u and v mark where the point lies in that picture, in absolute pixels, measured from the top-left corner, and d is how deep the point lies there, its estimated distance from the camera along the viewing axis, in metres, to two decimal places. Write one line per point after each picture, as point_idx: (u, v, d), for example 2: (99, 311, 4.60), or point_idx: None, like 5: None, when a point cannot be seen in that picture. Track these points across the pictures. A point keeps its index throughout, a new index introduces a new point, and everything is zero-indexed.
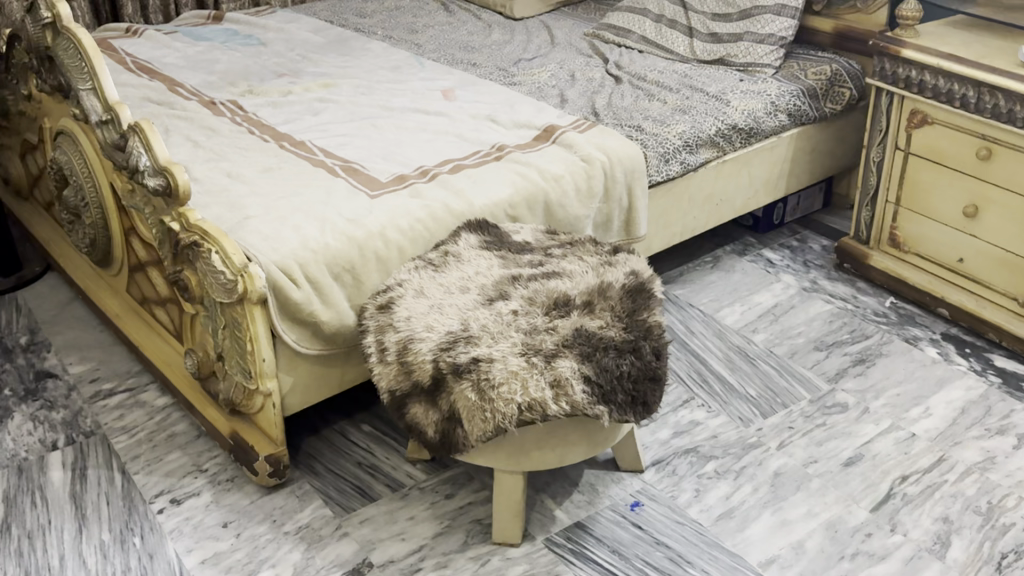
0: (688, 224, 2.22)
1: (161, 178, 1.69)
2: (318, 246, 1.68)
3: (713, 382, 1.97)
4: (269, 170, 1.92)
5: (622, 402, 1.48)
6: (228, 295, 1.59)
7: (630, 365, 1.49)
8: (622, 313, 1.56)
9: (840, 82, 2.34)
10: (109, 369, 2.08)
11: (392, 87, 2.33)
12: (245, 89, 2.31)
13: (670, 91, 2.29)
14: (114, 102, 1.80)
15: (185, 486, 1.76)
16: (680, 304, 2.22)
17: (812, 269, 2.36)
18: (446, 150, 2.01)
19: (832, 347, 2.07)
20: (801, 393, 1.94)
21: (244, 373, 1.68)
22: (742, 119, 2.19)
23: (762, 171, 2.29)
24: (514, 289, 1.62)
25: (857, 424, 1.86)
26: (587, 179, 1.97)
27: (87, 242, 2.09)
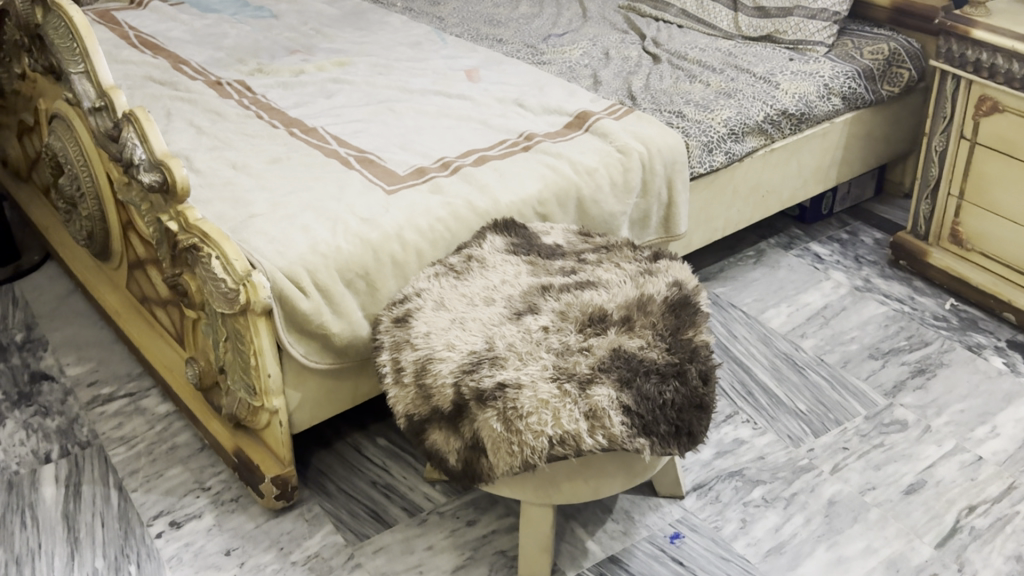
0: (731, 218, 2.05)
1: (157, 173, 1.55)
2: (328, 249, 1.53)
3: (759, 395, 1.81)
4: (277, 161, 1.77)
5: (665, 434, 1.32)
6: (230, 305, 1.45)
7: (674, 393, 1.33)
8: (665, 331, 1.40)
9: (899, 62, 2.14)
10: (108, 371, 1.94)
11: (411, 66, 2.16)
12: (254, 67, 2.15)
13: (713, 72, 2.11)
14: (108, 87, 1.65)
15: (186, 506, 1.63)
16: (721, 305, 2.05)
17: (864, 266, 2.19)
18: (469, 138, 1.85)
19: (888, 356, 1.90)
20: (856, 408, 1.78)
21: (248, 389, 1.53)
22: (793, 103, 2.01)
23: (812, 160, 2.11)
24: (544, 302, 1.46)
25: (918, 445, 1.70)
26: (623, 172, 1.80)
27: (84, 235, 1.95)
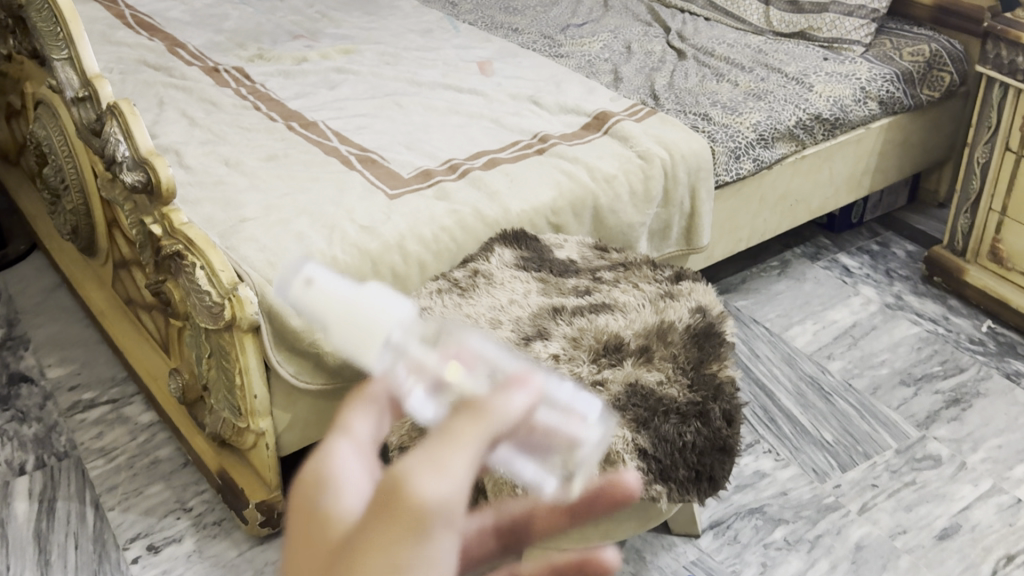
0: (757, 228, 1.92)
1: (141, 173, 1.43)
2: (323, 261, 1.41)
3: (782, 423, 1.69)
4: (273, 158, 1.65)
5: (684, 479, 1.21)
6: (215, 320, 1.33)
7: (695, 435, 1.22)
8: (687, 365, 1.28)
9: (940, 65, 2.00)
10: (91, 374, 1.83)
11: (421, 56, 2.03)
12: (254, 52, 2.03)
13: (742, 71, 1.97)
14: (93, 75, 1.53)
15: (166, 529, 1.52)
16: (743, 320, 1.93)
17: (896, 281, 2.06)
18: (479, 139, 1.72)
19: (921, 384, 1.78)
20: (887, 441, 1.66)
21: (232, 409, 1.42)
22: (827, 108, 1.87)
23: (844, 168, 1.98)
24: (555, 326, 1.34)
25: (952, 484, 1.58)
26: (644, 180, 1.67)
27: (69, 229, 1.84)
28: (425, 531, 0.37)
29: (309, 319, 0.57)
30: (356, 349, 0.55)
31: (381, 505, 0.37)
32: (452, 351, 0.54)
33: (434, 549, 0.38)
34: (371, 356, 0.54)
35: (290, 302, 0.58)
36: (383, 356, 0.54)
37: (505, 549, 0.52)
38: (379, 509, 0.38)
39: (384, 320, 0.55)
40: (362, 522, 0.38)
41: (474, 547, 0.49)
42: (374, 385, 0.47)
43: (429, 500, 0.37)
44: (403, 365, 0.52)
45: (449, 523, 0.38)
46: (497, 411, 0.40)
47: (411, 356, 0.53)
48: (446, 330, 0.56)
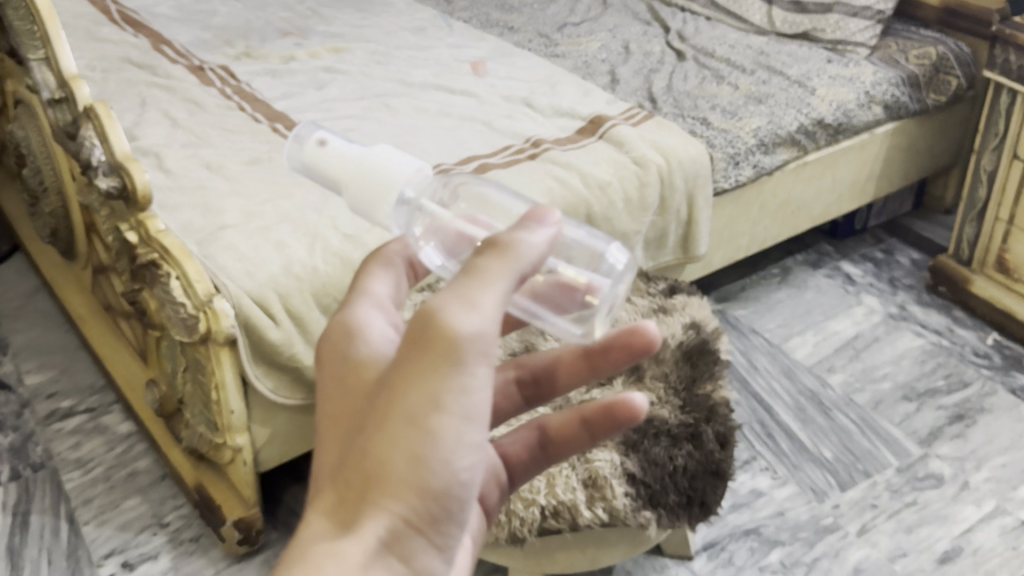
0: (757, 236, 1.87)
1: (117, 178, 1.37)
2: (303, 270, 1.36)
3: (780, 439, 1.64)
4: (255, 162, 1.59)
5: (674, 505, 1.15)
6: (189, 333, 1.28)
7: (686, 459, 1.16)
8: (679, 385, 1.23)
9: (946, 68, 1.95)
10: (71, 381, 1.78)
11: (412, 55, 1.98)
12: (241, 50, 1.97)
13: (743, 73, 1.92)
14: (70, 76, 1.48)
15: (142, 544, 1.47)
16: (742, 329, 1.88)
17: (900, 291, 2.00)
18: (470, 143, 1.67)
19: (924, 399, 1.72)
20: (887, 458, 1.60)
21: (210, 424, 1.38)
22: (830, 112, 1.81)
23: (847, 174, 1.93)
24: (543, 342, 1.29)
25: (954, 505, 1.52)
26: (639, 187, 1.62)
27: (49, 232, 1.79)
28: (460, 365, 0.49)
29: (323, 176, 0.66)
30: (367, 204, 0.64)
31: (417, 340, 0.49)
32: (476, 215, 0.68)
33: (466, 377, 0.49)
34: (383, 213, 0.64)
35: (300, 163, 0.67)
36: (399, 217, 0.65)
37: (544, 446, 0.73)
38: (417, 342, 0.49)
39: (387, 175, 0.63)
40: (404, 356, 0.50)
41: (516, 464, 0.72)
42: (389, 248, 0.66)
43: (447, 331, 0.49)
44: (423, 227, 0.65)
45: (478, 354, 0.49)
46: (520, 255, 0.53)
47: (430, 214, 0.65)
48: (465, 194, 0.70)
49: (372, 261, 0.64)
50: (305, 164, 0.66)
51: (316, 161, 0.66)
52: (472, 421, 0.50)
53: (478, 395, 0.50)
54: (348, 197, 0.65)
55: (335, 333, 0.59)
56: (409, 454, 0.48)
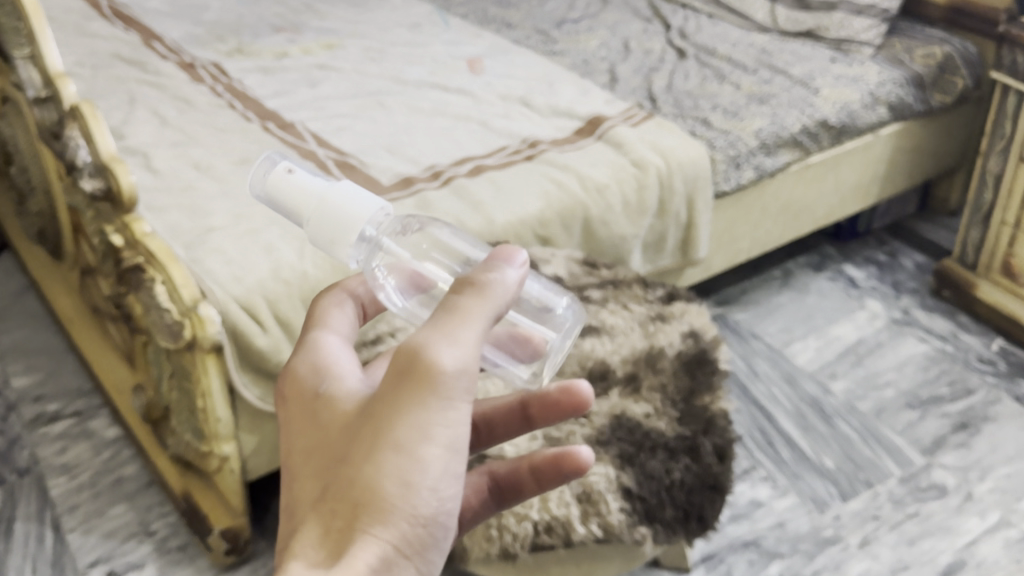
0: (758, 239, 1.83)
1: (101, 179, 1.34)
2: (292, 275, 1.32)
3: (781, 447, 1.61)
4: (245, 162, 1.56)
5: (671, 520, 1.11)
6: (174, 340, 1.25)
7: (684, 472, 1.12)
8: (677, 396, 1.19)
9: (953, 69, 1.91)
10: (59, 385, 1.75)
11: (408, 52, 1.94)
12: (233, 46, 1.94)
13: (745, 72, 1.88)
14: (56, 74, 1.43)
15: (127, 553, 1.44)
16: (742, 334, 1.85)
17: (903, 296, 1.97)
18: (465, 143, 1.63)
19: (927, 407, 1.69)
20: (890, 468, 1.57)
21: (195, 432, 1.34)
22: (834, 113, 1.77)
23: (850, 176, 1.89)
24: None
25: (958, 516, 1.49)
26: (638, 190, 1.58)
27: (36, 231, 1.75)
28: (447, 399, 0.50)
29: (282, 202, 0.66)
30: (329, 237, 0.64)
31: (404, 371, 0.50)
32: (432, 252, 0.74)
33: (450, 411, 0.50)
34: (345, 247, 0.64)
35: (262, 190, 0.68)
36: (359, 255, 0.66)
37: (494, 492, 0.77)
38: (401, 376, 0.50)
39: (350, 209, 0.64)
40: (390, 387, 0.51)
41: (468, 512, 0.77)
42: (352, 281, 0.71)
43: (435, 365, 0.49)
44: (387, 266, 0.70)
45: (461, 389, 0.50)
46: (497, 294, 0.53)
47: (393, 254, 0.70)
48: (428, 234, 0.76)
49: (326, 299, 0.67)
50: (266, 192, 0.67)
51: (279, 192, 0.66)
52: (456, 452, 0.51)
53: (460, 432, 0.50)
54: (307, 230, 0.65)
55: (303, 374, 0.58)
56: (397, 488, 0.48)
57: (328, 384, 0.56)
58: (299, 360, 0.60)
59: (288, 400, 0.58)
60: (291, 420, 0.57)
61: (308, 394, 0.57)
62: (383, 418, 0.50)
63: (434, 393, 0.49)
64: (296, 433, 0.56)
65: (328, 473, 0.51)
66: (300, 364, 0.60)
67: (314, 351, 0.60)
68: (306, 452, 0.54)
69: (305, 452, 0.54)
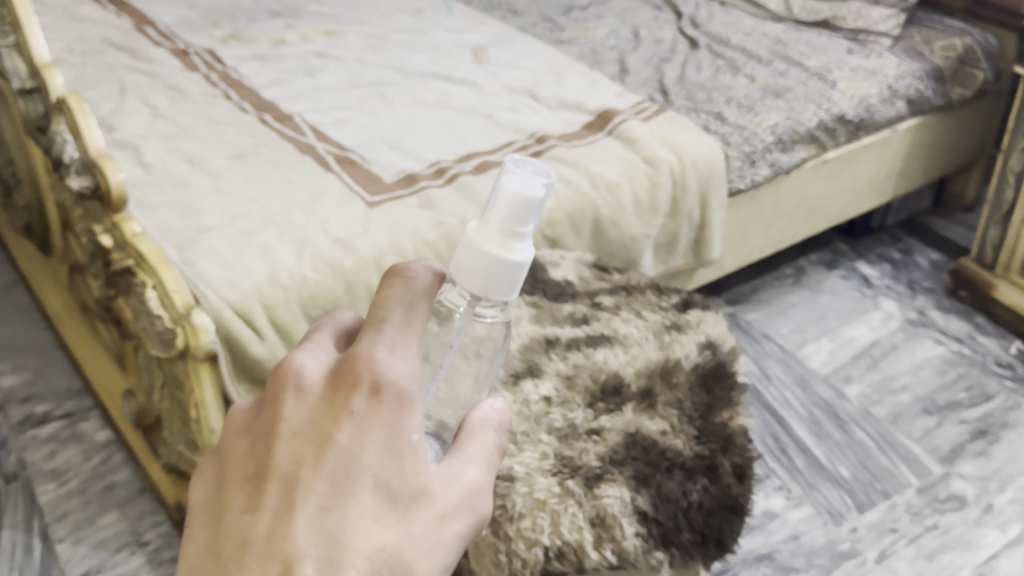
0: (771, 237, 1.77)
1: (89, 177, 1.26)
2: (290, 280, 1.27)
3: (794, 455, 1.56)
4: (241, 157, 1.49)
5: (688, 544, 1.05)
6: (166, 348, 1.18)
7: (701, 494, 1.07)
8: (694, 413, 1.14)
9: (973, 61, 1.85)
10: (47, 385, 1.69)
11: (410, 40, 1.87)
12: (228, 32, 1.86)
13: (759, 64, 1.82)
14: (43, 64, 1.35)
15: (118, 565, 1.39)
16: (753, 334, 1.79)
17: (919, 295, 1.92)
18: (470, 137, 1.57)
19: (945, 413, 1.64)
20: (907, 477, 1.52)
21: (189, 443, 1.29)
22: (852, 108, 1.71)
23: (866, 172, 1.83)
24: (547, 362, 1.20)
25: (978, 529, 1.44)
26: (649, 189, 1.52)
27: (23, 225, 1.69)
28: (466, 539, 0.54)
29: (510, 215, 0.60)
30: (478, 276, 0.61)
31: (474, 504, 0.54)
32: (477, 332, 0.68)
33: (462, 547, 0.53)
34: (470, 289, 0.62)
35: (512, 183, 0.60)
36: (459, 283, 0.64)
37: None
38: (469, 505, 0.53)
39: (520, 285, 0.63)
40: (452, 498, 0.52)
41: None
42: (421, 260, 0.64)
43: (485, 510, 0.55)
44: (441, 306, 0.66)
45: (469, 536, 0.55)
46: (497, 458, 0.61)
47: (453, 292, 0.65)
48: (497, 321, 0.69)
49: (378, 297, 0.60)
50: (514, 198, 0.59)
51: (513, 205, 0.59)
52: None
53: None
54: (492, 261, 0.60)
55: (407, 380, 0.49)
56: None
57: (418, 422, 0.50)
58: (397, 354, 0.50)
59: (381, 392, 0.48)
60: (375, 420, 0.47)
61: (403, 415, 0.48)
62: (448, 534, 0.51)
63: (474, 539, 0.53)
64: (377, 445, 0.47)
65: (396, 532, 0.47)
66: (394, 360, 0.49)
67: (408, 352, 0.50)
68: (381, 479, 0.47)
69: (376, 480, 0.46)
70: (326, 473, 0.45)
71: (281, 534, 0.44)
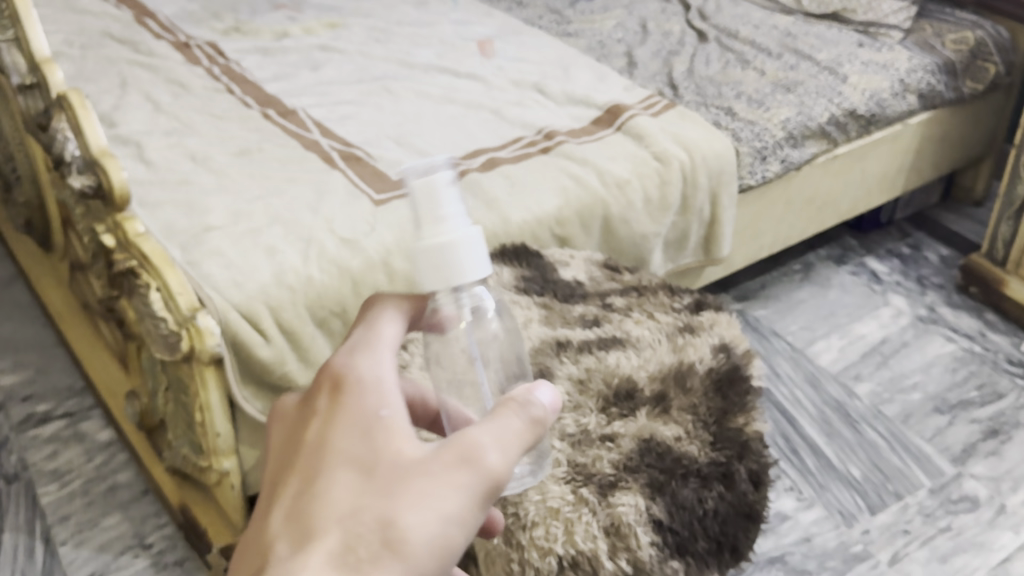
0: (781, 234, 1.75)
1: (91, 176, 1.23)
2: (296, 281, 1.24)
3: (805, 455, 1.54)
4: (245, 153, 1.47)
5: (703, 552, 1.03)
6: (171, 351, 1.16)
7: (717, 501, 1.05)
8: (709, 419, 1.12)
9: (985, 54, 1.83)
10: (48, 384, 1.67)
11: (415, 32, 1.85)
12: (230, 24, 1.84)
13: (769, 57, 1.79)
14: (43, 59, 1.32)
15: (121, 569, 1.37)
16: (762, 332, 1.78)
17: (928, 292, 1.90)
18: (477, 133, 1.54)
19: (956, 412, 1.62)
20: (919, 478, 1.51)
21: (194, 447, 1.27)
22: (864, 103, 1.68)
23: (877, 167, 1.81)
24: (559, 365, 1.18)
25: (991, 530, 1.42)
26: (660, 186, 1.50)
27: (23, 221, 1.66)
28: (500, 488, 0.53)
29: (428, 203, 0.62)
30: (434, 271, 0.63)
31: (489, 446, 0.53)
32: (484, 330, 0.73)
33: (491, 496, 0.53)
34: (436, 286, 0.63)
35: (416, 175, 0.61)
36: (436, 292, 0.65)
37: None
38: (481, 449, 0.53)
39: (470, 265, 0.63)
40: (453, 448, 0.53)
41: None
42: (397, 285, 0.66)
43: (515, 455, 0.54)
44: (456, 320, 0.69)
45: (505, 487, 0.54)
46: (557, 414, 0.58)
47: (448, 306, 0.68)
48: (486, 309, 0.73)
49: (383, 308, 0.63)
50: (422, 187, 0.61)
51: (421, 197, 0.61)
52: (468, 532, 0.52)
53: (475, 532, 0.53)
54: (432, 250, 0.62)
55: (367, 372, 0.57)
56: (426, 539, 0.49)
57: (388, 404, 0.55)
58: (363, 359, 0.58)
59: (339, 388, 0.56)
60: (337, 412, 0.55)
61: (362, 401, 0.55)
62: (438, 487, 0.51)
63: (496, 485, 0.52)
64: (339, 432, 0.54)
65: (363, 491, 0.51)
66: (364, 364, 0.58)
67: (377, 356, 0.58)
68: (340, 456, 0.52)
69: (343, 457, 0.53)
70: (295, 472, 0.53)
71: (260, 529, 0.51)
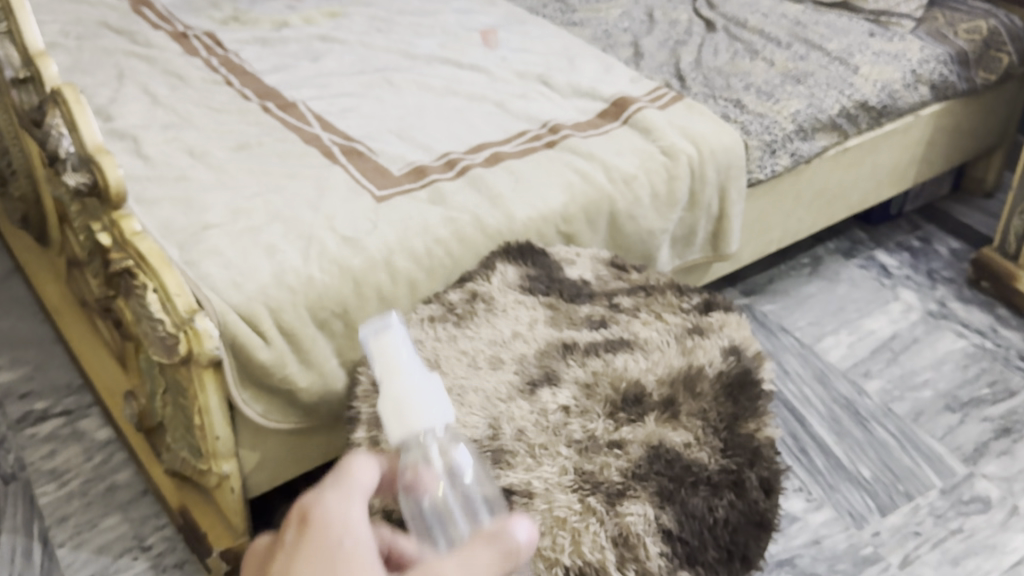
0: (790, 228, 1.72)
1: (87, 173, 1.20)
2: (297, 281, 1.21)
3: (814, 454, 1.52)
4: (244, 148, 1.43)
5: (713, 562, 1.01)
6: (169, 354, 1.13)
7: (728, 509, 1.03)
8: (720, 424, 1.09)
9: (998, 44, 1.79)
10: (46, 381, 1.65)
11: (417, 21, 1.81)
12: (229, 14, 1.80)
13: (778, 47, 1.76)
14: (37, 53, 1.29)
15: (121, 572, 1.35)
16: (770, 327, 1.75)
17: (939, 286, 1.88)
18: (481, 126, 1.51)
19: (968, 410, 1.60)
20: (930, 478, 1.48)
21: (193, 450, 1.25)
22: (875, 94, 1.65)
23: (887, 159, 1.78)
24: (565, 368, 1.15)
25: (1004, 532, 1.40)
26: (667, 180, 1.47)
27: (19, 216, 1.63)
28: None
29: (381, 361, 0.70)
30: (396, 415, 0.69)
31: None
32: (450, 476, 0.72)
33: None
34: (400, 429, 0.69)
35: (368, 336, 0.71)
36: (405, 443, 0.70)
37: None
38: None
39: (427, 408, 0.69)
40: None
41: None
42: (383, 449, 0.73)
43: None
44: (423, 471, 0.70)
45: None
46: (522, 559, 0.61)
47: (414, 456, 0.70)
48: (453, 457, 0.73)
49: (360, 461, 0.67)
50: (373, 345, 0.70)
51: (377, 353, 0.70)
52: None
53: None
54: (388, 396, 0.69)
55: (334, 511, 0.61)
56: None
57: (351, 538, 0.59)
58: (332, 498, 0.62)
59: (305, 523, 0.60)
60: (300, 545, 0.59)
61: (325, 535, 0.59)
62: None
63: None
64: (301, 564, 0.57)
65: None
66: (331, 502, 0.62)
67: (343, 497, 0.62)
68: None
69: None
70: None
71: None
